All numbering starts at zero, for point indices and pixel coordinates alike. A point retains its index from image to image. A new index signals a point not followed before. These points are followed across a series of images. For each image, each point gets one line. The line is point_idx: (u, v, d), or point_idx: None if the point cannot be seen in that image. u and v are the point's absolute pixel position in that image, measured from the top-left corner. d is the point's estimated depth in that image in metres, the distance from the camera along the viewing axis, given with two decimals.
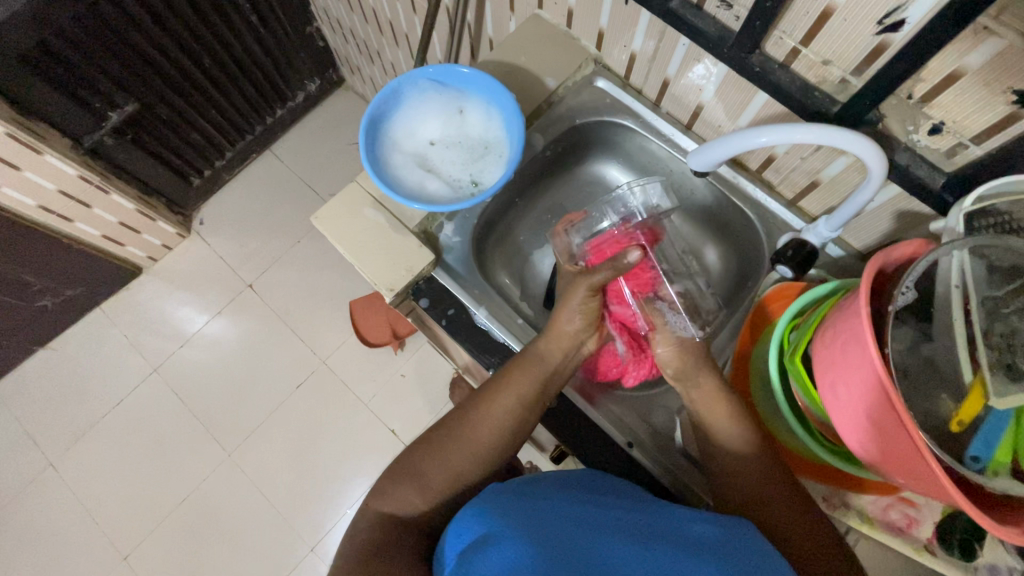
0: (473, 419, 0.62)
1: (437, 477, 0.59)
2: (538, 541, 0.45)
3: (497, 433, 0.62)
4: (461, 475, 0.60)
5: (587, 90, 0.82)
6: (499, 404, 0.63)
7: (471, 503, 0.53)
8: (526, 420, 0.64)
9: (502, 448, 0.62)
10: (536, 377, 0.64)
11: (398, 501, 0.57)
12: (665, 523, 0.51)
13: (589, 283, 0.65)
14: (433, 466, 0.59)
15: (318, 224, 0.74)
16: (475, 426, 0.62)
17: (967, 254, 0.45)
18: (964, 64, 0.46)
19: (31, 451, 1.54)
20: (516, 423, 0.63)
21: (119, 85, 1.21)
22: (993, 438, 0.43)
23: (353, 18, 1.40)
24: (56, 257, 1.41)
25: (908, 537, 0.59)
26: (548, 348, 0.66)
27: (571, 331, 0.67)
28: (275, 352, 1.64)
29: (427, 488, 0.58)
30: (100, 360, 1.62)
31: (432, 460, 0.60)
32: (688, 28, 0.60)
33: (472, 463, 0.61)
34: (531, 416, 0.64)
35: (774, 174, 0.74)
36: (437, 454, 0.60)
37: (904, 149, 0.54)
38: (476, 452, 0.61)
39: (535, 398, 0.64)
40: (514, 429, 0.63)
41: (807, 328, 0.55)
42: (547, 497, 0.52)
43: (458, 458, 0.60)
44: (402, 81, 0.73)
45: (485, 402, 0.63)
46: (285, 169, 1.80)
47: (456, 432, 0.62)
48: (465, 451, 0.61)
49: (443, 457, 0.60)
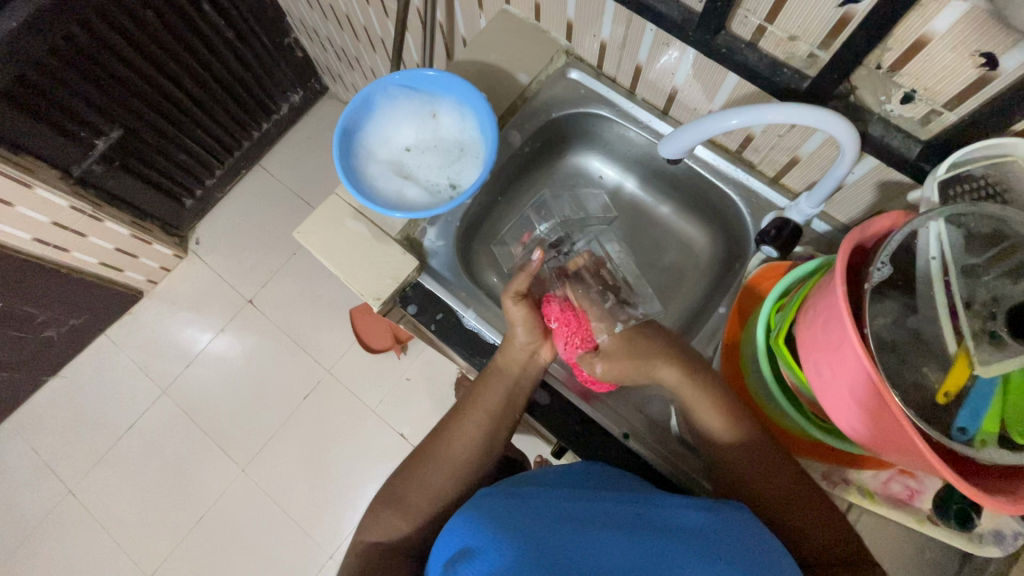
0: (447, 438, 0.65)
1: (421, 500, 0.61)
2: (522, 543, 0.45)
3: (470, 450, 0.64)
4: (445, 497, 0.61)
5: (560, 83, 0.81)
6: (469, 421, 0.65)
7: (459, 510, 0.52)
8: (498, 433, 0.66)
9: (483, 459, 0.65)
10: (499, 395, 0.66)
11: (385, 529, 0.59)
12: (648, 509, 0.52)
13: (511, 292, 0.67)
14: (417, 490, 0.61)
15: (301, 239, 0.74)
16: (452, 446, 0.64)
17: (944, 225, 0.44)
18: (929, 29, 0.45)
19: (51, 479, 1.57)
20: (489, 437, 0.65)
21: (102, 111, 1.22)
22: (981, 408, 0.42)
23: (329, 26, 1.40)
24: (59, 289, 1.43)
25: (911, 508, 0.59)
26: (505, 363, 0.67)
27: (521, 344, 0.66)
28: (280, 365, 1.65)
29: (419, 500, 0.60)
30: (110, 385, 1.65)
31: (416, 485, 0.61)
32: (652, 14, 0.59)
33: (457, 484, 0.62)
34: (501, 428, 0.66)
35: (754, 153, 0.73)
36: (418, 478, 0.62)
37: (878, 119, 0.53)
38: (456, 467, 0.63)
39: (503, 410, 0.66)
40: (487, 442, 0.65)
41: (791, 308, 0.55)
42: (537, 497, 0.53)
43: (440, 480, 0.62)
44: (371, 89, 0.72)
45: (460, 424, 0.66)
46: (276, 182, 1.80)
47: (436, 453, 0.64)
48: (448, 470, 0.62)
49: (426, 481, 0.61)
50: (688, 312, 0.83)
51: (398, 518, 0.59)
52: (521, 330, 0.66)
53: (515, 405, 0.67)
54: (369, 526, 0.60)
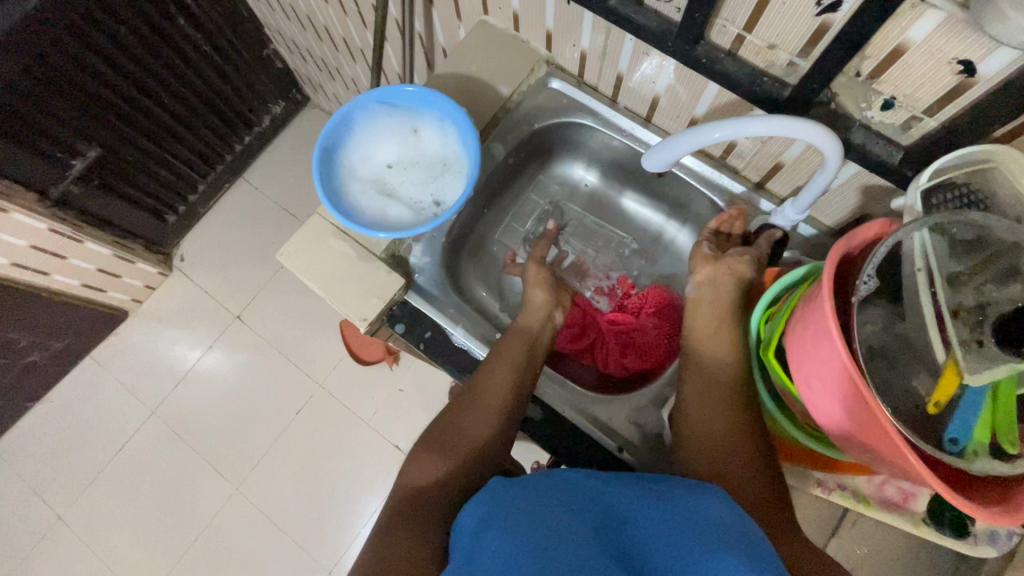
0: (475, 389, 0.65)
1: (462, 445, 0.60)
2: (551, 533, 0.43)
3: (501, 398, 0.63)
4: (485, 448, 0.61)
5: (542, 93, 0.81)
6: (496, 370, 0.65)
7: (480, 492, 0.50)
8: (527, 386, 0.66)
9: (512, 409, 0.64)
10: (523, 343, 0.68)
11: (424, 473, 0.58)
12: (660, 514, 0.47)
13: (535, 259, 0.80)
14: (454, 435, 0.61)
15: (284, 260, 0.73)
16: (485, 391, 0.64)
17: (927, 234, 0.44)
18: (907, 37, 0.44)
19: (39, 506, 1.54)
20: (516, 386, 0.65)
21: (77, 130, 1.20)
22: (971, 417, 0.42)
23: (307, 37, 1.38)
24: (40, 313, 1.40)
25: (905, 511, 0.58)
26: (526, 319, 0.72)
27: (541, 301, 0.74)
28: (272, 381, 1.63)
29: (452, 452, 0.59)
30: (98, 408, 1.62)
31: (457, 433, 0.61)
32: (630, 25, 0.58)
33: (496, 433, 0.62)
34: (527, 382, 0.66)
35: (737, 159, 0.73)
36: (455, 424, 0.62)
37: (859, 126, 0.53)
38: (489, 411, 0.63)
39: (528, 361, 0.67)
40: (516, 391, 0.64)
41: (781, 318, 0.54)
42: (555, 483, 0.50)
43: (480, 425, 0.62)
44: (351, 106, 0.71)
45: (484, 371, 0.66)
46: (260, 195, 1.78)
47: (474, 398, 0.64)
48: (481, 417, 0.62)
49: (461, 427, 0.62)
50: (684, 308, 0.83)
51: (436, 464, 0.58)
52: (541, 291, 0.75)
53: (537, 358, 0.68)
54: (407, 470, 0.59)
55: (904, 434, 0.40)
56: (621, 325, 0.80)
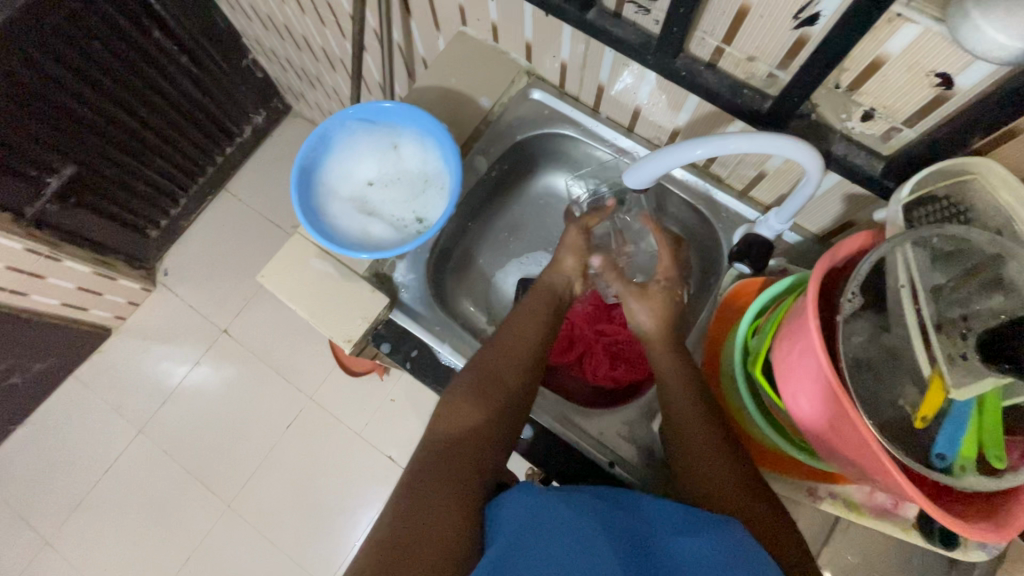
0: (507, 340, 0.65)
1: (496, 394, 0.60)
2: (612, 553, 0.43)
3: (531, 352, 0.65)
4: (517, 398, 0.61)
5: (523, 104, 0.80)
6: (526, 328, 0.67)
7: (522, 493, 0.48)
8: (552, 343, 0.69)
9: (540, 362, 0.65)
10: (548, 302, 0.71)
11: (465, 419, 0.57)
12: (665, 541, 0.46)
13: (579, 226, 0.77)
14: (492, 380, 0.61)
15: (265, 282, 0.72)
16: (517, 343, 0.65)
17: (909, 248, 0.44)
18: (884, 50, 0.44)
19: (25, 531, 1.51)
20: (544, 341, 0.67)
21: (52, 147, 1.17)
22: (958, 433, 0.42)
23: (286, 46, 1.36)
24: (20, 335, 1.37)
25: (896, 517, 0.58)
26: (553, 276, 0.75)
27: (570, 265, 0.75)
28: (261, 395, 1.61)
29: (489, 399, 0.59)
30: (83, 428, 1.58)
31: (490, 383, 0.60)
32: (609, 38, 0.58)
33: (525, 385, 0.62)
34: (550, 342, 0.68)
35: (721, 168, 0.73)
36: (492, 369, 0.62)
37: (840, 138, 0.54)
38: (521, 363, 0.63)
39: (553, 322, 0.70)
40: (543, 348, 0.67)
41: (767, 333, 0.54)
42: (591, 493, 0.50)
43: (511, 374, 0.62)
44: (329, 124, 0.69)
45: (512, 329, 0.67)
46: (244, 207, 1.75)
47: (506, 350, 0.64)
48: (516, 367, 0.63)
49: (499, 373, 0.62)
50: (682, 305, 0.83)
51: (478, 410, 0.57)
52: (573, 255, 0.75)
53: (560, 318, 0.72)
54: (440, 420, 0.58)
55: (890, 451, 0.40)
56: (610, 335, 0.80)
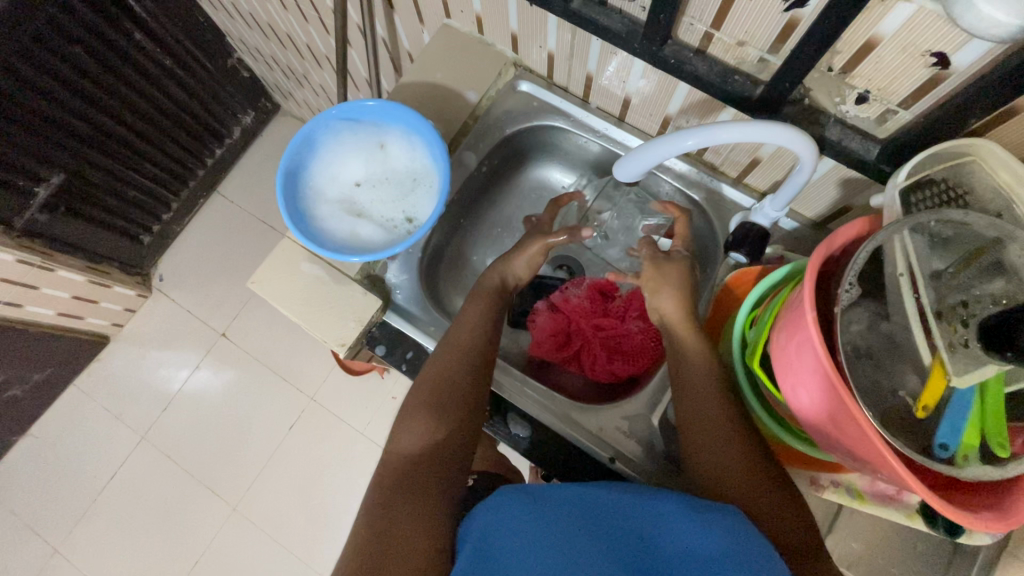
0: (444, 350, 0.63)
1: (445, 410, 0.58)
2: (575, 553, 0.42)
3: (473, 356, 0.63)
4: (472, 394, 0.60)
5: (511, 96, 0.79)
6: (463, 333, 0.65)
7: (501, 499, 0.48)
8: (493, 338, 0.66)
9: (484, 363, 0.63)
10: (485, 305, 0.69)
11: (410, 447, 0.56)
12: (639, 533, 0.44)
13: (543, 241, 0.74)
14: (432, 396, 0.59)
15: (256, 288, 0.71)
16: (457, 349, 0.63)
17: (908, 235, 0.43)
18: (879, 30, 0.43)
19: (34, 540, 1.51)
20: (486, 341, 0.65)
21: (38, 156, 1.16)
22: (959, 420, 0.41)
23: (270, 44, 1.34)
24: (17, 346, 1.36)
25: (899, 503, 0.56)
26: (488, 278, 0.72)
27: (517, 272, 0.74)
28: (263, 397, 1.60)
29: (435, 421, 0.57)
30: (86, 436, 1.58)
31: (444, 389, 0.60)
32: (595, 27, 0.56)
33: (471, 391, 0.60)
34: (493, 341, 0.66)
35: (714, 156, 0.71)
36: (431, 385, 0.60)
37: (834, 122, 0.53)
38: (461, 369, 0.61)
39: (492, 322, 0.67)
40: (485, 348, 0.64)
41: (764, 324, 0.53)
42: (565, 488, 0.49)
43: (454, 387, 0.60)
44: (312, 125, 0.68)
45: (453, 335, 0.65)
46: (236, 209, 1.74)
47: (455, 348, 0.63)
48: (456, 377, 0.61)
49: (445, 384, 0.60)
50: None
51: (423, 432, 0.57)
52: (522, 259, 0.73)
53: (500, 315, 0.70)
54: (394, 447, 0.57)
55: (890, 441, 0.40)
56: (607, 330, 0.79)
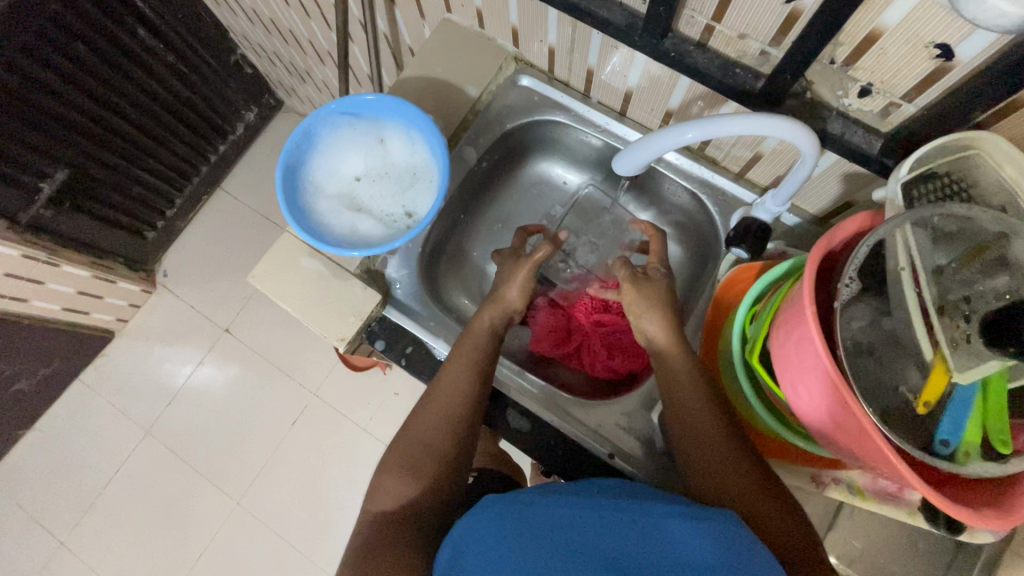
0: (434, 393, 0.61)
1: (428, 463, 0.57)
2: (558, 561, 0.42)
3: (461, 404, 0.60)
4: (466, 425, 0.60)
5: (512, 91, 0.78)
6: (454, 373, 0.62)
7: (481, 509, 0.48)
8: (487, 380, 0.63)
9: (473, 411, 0.61)
10: (479, 344, 0.65)
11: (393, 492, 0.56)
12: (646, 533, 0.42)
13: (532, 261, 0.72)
14: (417, 447, 0.58)
15: (256, 283, 0.71)
16: (446, 395, 0.61)
17: (909, 229, 0.42)
18: (881, 22, 0.42)
19: (41, 533, 1.53)
20: (476, 386, 0.62)
21: (42, 152, 1.16)
22: (961, 418, 0.41)
23: (273, 40, 1.34)
24: (23, 341, 1.37)
25: (900, 501, 0.55)
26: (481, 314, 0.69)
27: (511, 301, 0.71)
28: (266, 393, 1.61)
29: (418, 473, 0.56)
30: (92, 431, 1.60)
31: (429, 436, 0.59)
32: (595, 20, 0.56)
33: (456, 438, 0.59)
34: (487, 383, 0.63)
35: (716, 150, 0.71)
36: (417, 436, 0.59)
37: (836, 115, 0.52)
38: (449, 418, 0.59)
39: (484, 361, 0.64)
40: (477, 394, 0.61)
41: (764, 319, 0.53)
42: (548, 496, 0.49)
43: (439, 438, 0.58)
44: (312, 120, 0.68)
45: (442, 376, 0.63)
46: (240, 206, 1.74)
47: (450, 374, 0.62)
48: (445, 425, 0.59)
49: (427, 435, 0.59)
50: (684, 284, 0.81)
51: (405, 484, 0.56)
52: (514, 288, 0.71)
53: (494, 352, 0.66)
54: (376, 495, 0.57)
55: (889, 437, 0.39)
56: (608, 325, 0.78)
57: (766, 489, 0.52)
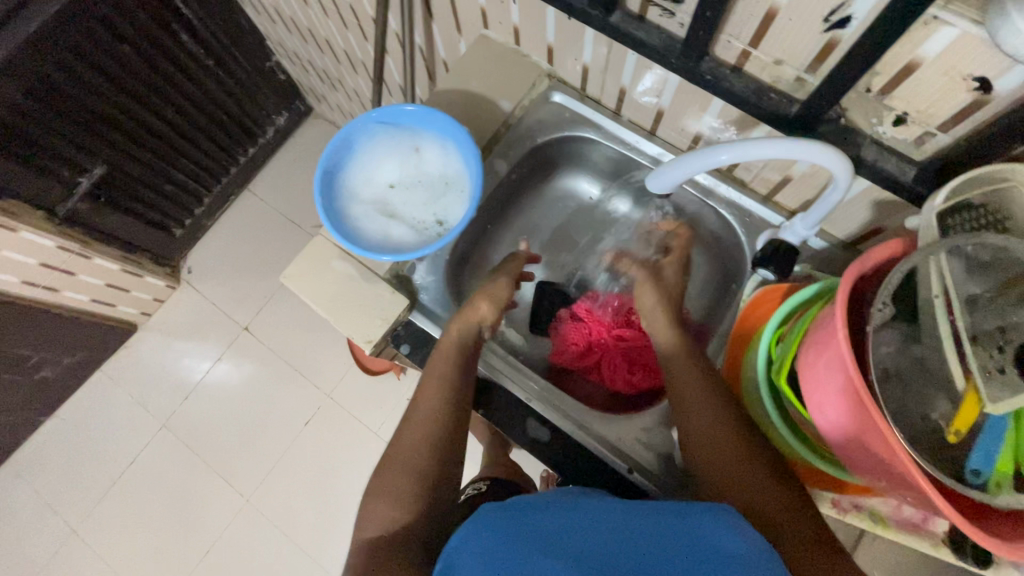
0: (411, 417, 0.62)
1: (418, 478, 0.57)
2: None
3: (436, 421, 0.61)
4: (443, 444, 0.60)
5: (544, 106, 0.80)
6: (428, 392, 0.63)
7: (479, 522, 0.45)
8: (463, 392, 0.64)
9: (449, 426, 0.61)
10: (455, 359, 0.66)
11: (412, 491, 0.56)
12: (669, 536, 0.42)
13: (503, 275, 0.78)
14: (403, 465, 0.59)
15: (289, 283, 0.73)
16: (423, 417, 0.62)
17: (945, 257, 0.42)
18: (920, 53, 0.43)
19: (53, 520, 1.55)
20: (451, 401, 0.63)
21: (84, 148, 1.21)
22: (993, 450, 0.41)
23: (309, 49, 1.38)
24: (51, 330, 1.41)
25: (925, 533, 0.57)
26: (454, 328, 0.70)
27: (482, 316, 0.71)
28: (281, 392, 1.63)
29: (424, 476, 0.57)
30: (110, 421, 1.63)
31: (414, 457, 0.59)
32: (633, 41, 0.57)
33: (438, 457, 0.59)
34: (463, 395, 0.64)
35: (744, 172, 0.71)
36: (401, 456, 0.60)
37: (870, 142, 0.52)
38: (427, 437, 0.60)
39: (458, 375, 0.65)
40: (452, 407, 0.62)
41: (792, 341, 0.53)
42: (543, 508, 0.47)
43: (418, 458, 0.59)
44: (351, 127, 0.71)
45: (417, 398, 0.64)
46: (266, 207, 1.78)
47: (427, 395, 0.63)
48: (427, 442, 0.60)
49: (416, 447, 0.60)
50: (707, 305, 0.81)
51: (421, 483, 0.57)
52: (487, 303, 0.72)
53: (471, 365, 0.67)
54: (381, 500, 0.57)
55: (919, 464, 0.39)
56: (629, 341, 0.80)
57: (788, 506, 0.51)
